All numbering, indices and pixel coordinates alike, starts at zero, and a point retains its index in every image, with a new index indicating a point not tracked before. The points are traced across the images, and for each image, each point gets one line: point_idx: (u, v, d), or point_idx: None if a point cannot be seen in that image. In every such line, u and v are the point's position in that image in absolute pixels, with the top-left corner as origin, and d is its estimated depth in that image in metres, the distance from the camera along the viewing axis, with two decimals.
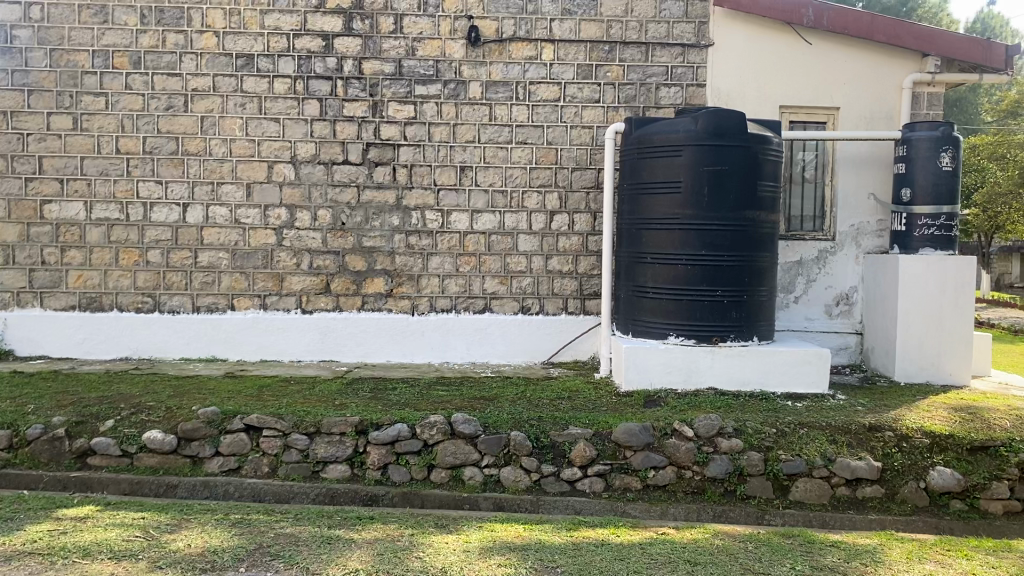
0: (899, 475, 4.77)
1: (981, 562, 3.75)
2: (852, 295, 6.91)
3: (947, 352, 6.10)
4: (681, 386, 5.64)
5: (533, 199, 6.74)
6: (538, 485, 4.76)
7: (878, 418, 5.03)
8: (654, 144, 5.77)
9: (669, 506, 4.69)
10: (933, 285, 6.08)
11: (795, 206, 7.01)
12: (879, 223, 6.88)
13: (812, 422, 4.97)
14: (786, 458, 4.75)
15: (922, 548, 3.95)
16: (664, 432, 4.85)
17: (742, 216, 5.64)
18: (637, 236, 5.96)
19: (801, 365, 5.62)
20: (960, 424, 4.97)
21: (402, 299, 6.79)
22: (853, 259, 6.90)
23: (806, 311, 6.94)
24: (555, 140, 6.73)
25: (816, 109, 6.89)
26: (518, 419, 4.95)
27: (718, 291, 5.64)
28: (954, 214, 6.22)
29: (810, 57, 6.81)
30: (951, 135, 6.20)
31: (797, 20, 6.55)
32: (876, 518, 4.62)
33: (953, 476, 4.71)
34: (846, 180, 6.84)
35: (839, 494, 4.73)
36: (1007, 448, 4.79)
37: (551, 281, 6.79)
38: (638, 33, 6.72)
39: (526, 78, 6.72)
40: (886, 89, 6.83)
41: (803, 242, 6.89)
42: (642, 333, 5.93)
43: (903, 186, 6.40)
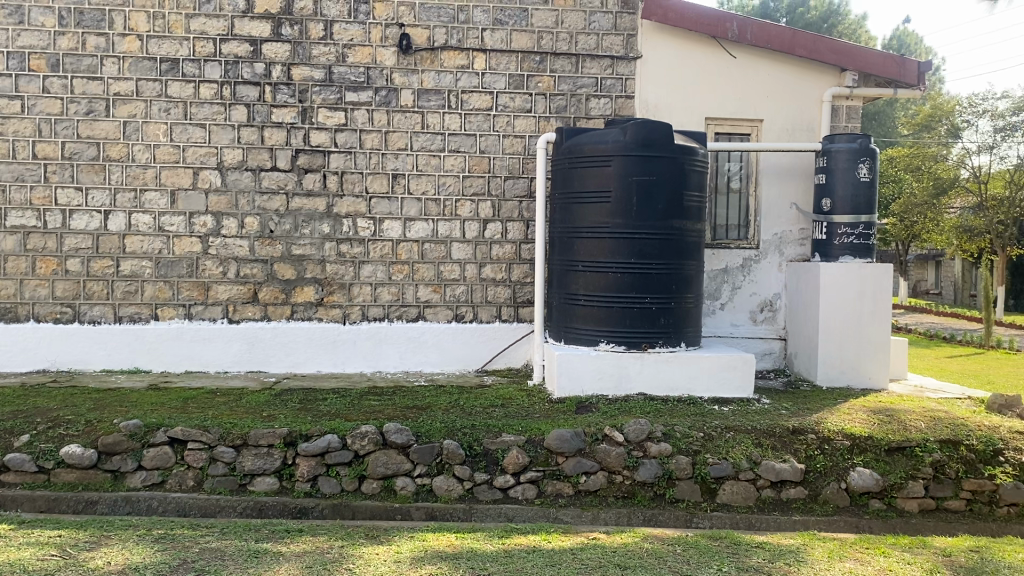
0: (822, 476, 4.91)
1: (897, 559, 3.89)
2: (775, 302, 7.11)
3: (866, 356, 6.34)
4: (612, 392, 5.69)
5: (466, 208, 6.75)
6: (471, 493, 4.76)
7: (801, 421, 5.18)
8: (584, 154, 5.84)
9: (600, 512, 4.72)
10: (852, 292, 6.30)
11: (721, 215, 7.18)
12: (801, 232, 7.09)
13: (738, 426, 5.08)
14: (713, 462, 4.85)
15: (842, 547, 4.07)
16: (595, 438, 4.90)
17: (670, 225, 5.75)
18: (568, 245, 6.01)
19: (727, 371, 5.75)
20: (878, 426, 5.15)
21: (333, 308, 6.71)
22: (776, 267, 7.09)
23: (732, 317, 7.09)
24: (487, 149, 6.76)
25: (740, 121, 7.08)
26: (451, 427, 4.93)
27: (647, 298, 5.74)
28: (871, 224, 6.46)
29: (735, 71, 6.99)
30: (868, 147, 6.45)
31: (721, 34, 6.73)
32: (800, 519, 4.75)
33: (872, 477, 4.87)
34: (769, 191, 7.03)
35: (764, 496, 4.85)
36: (922, 448, 4.98)
37: (484, 289, 6.81)
38: (569, 44, 6.80)
39: (458, 87, 6.73)
40: (807, 102, 7.06)
41: (728, 250, 7.06)
42: (574, 340, 5.98)
43: (824, 196, 6.60)
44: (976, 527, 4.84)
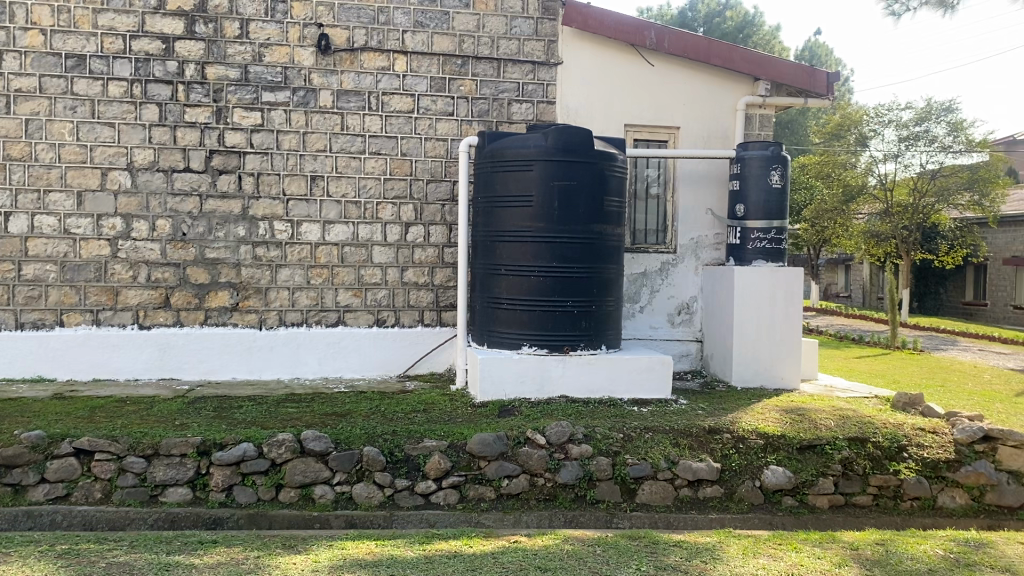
0: (737, 475, 5.03)
1: (808, 553, 4.01)
2: (692, 305, 7.27)
3: (779, 357, 6.53)
4: (533, 395, 5.72)
5: (387, 211, 6.69)
6: (391, 500, 4.71)
7: (717, 421, 5.30)
8: (506, 158, 5.85)
9: (521, 515, 4.74)
10: (765, 296, 6.50)
11: (640, 220, 7.30)
12: (716, 237, 7.26)
13: (657, 426, 5.17)
14: (632, 462, 4.92)
15: (756, 543, 4.18)
16: (517, 441, 4.91)
17: (590, 229, 5.82)
18: (490, 249, 6.01)
19: (646, 372, 5.85)
20: (790, 424, 5.31)
21: (249, 313, 6.56)
22: (693, 271, 7.25)
23: (651, 320, 7.21)
24: (408, 151, 6.71)
25: (658, 127, 7.21)
26: (371, 433, 4.87)
27: (569, 301, 5.78)
28: (783, 229, 6.66)
29: (653, 78, 7.12)
30: (780, 155, 6.65)
31: (640, 42, 6.86)
32: (716, 517, 4.87)
33: (785, 475, 5.01)
34: (686, 196, 7.19)
35: (682, 495, 4.94)
36: (832, 446, 5.15)
37: (406, 293, 6.76)
38: (490, 49, 6.81)
39: (378, 88, 6.67)
40: (722, 110, 7.24)
41: (647, 255, 7.18)
42: (496, 344, 5.97)
43: (738, 202, 6.79)
44: (882, 520, 5.04)
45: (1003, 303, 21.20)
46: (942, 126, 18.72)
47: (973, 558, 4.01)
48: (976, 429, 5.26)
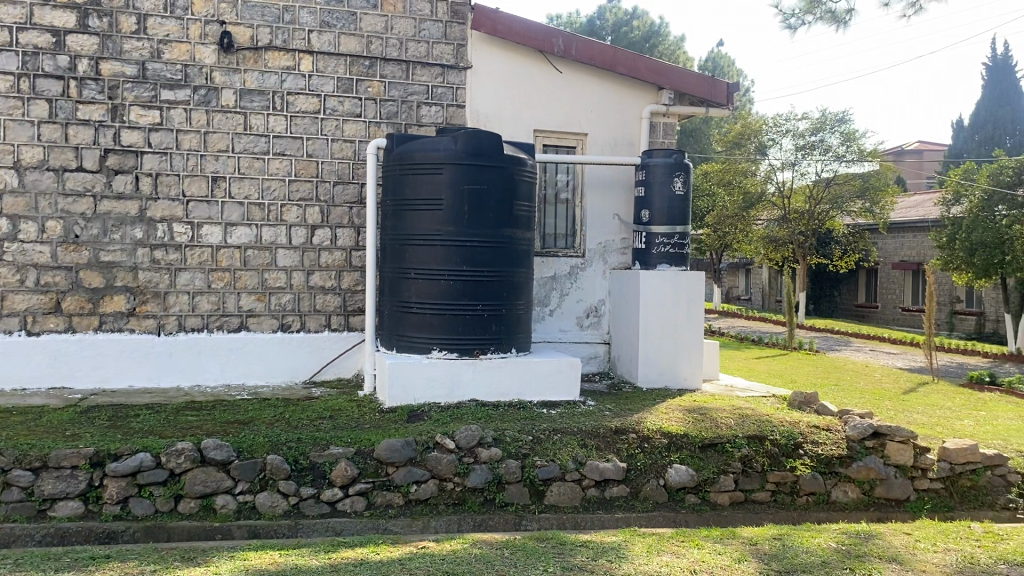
0: (642, 474, 5.13)
1: (709, 550, 4.12)
2: (600, 308, 7.38)
3: (682, 358, 6.71)
4: (443, 400, 5.69)
5: (292, 213, 6.56)
6: (296, 508, 4.61)
7: (623, 422, 5.39)
8: (415, 161, 5.81)
9: (430, 520, 4.72)
10: (668, 298, 6.66)
11: (549, 224, 7.35)
12: (623, 242, 7.41)
13: (565, 428, 5.23)
14: (541, 464, 4.95)
15: (660, 541, 4.26)
16: (426, 446, 4.88)
17: (500, 233, 5.85)
18: (399, 252, 5.96)
19: (554, 374, 5.91)
20: (693, 424, 5.45)
21: (146, 318, 6.32)
22: (600, 275, 7.37)
23: (560, 323, 7.28)
24: (314, 153, 6.60)
25: (566, 134, 7.30)
26: (275, 441, 4.76)
27: (479, 305, 5.79)
28: (685, 234, 6.85)
29: (561, 85, 7.22)
30: (682, 162, 6.82)
31: (548, 49, 6.97)
32: (622, 516, 4.94)
33: (688, 473, 5.13)
34: (594, 201, 7.30)
35: (589, 495, 5.01)
36: (732, 444, 5.30)
37: (312, 297, 6.64)
38: (399, 51, 6.77)
39: (284, 88, 6.54)
40: (628, 118, 7.41)
41: (556, 259, 7.24)
42: (405, 348, 5.93)
43: (642, 208, 6.92)
44: (780, 515, 5.23)
45: (892, 305, 22.30)
46: (836, 136, 19.56)
47: (863, 549, 4.20)
48: (867, 426, 5.48)
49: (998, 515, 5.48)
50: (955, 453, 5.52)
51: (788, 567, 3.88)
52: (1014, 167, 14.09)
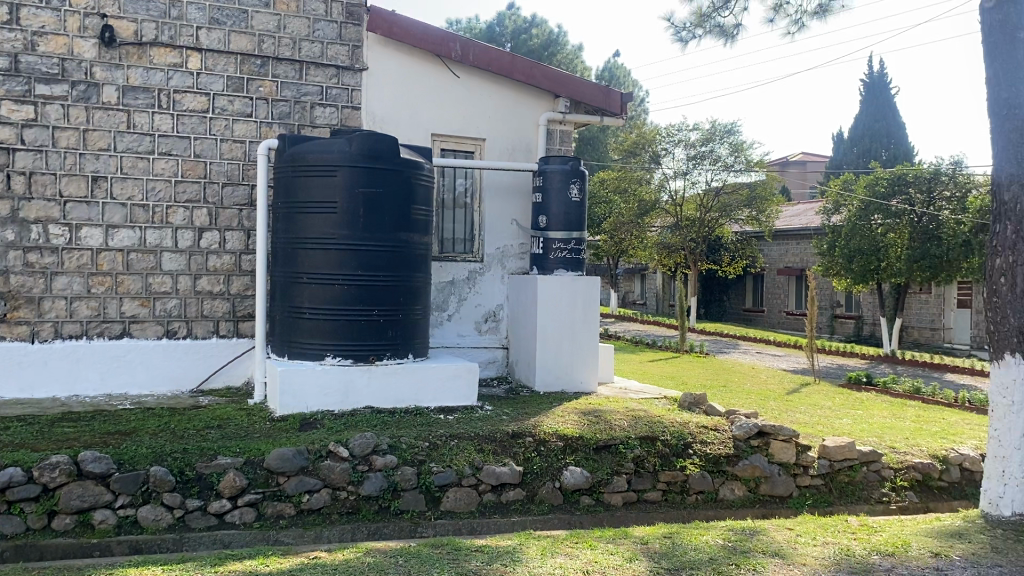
0: (538, 477, 5.18)
1: (602, 550, 4.19)
2: (498, 313, 7.42)
3: (578, 362, 6.82)
4: (337, 407, 5.59)
5: (179, 215, 6.33)
6: (182, 521, 4.43)
7: (520, 425, 5.44)
8: (308, 163, 5.70)
9: (323, 530, 4.62)
10: (565, 303, 6.74)
11: (447, 229, 7.32)
12: (520, 247, 7.49)
13: (461, 433, 5.24)
14: (437, 470, 4.92)
15: (554, 543, 4.31)
16: (319, 455, 4.80)
17: (397, 237, 5.80)
18: (291, 256, 5.82)
19: (452, 380, 5.91)
20: (587, 426, 5.55)
21: (18, 325, 5.97)
22: (498, 279, 7.41)
23: (458, 328, 7.26)
24: (202, 153, 6.39)
25: (464, 138, 7.31)
26: (159, 452, 4.58)
27: (374, 310, 5.73)
28: (581, 240, 6.96)
29: (459, 90, 7.23)
30: (577, 169, 6.94)
31: (446, 53, 6.95)
32: (518, 520, 4.95)
33: (582, 475, 5.20)
34: (492, 206, 7.34)
35: (485, 500, 5.00)
36: (625, 445, 5.43)
37: (199, 302, 6.42)
38: (292, 50, 6.63)
39: (169, 86, 6.31)
40: (525, 125, 7.50)
41: (454, 263, 7.23)
42: (298, 355, 5.79)
43: (540, 214, 7.00)
44: (670, 514, 5.36)
45: (778, 309, 23.27)
46: (725, 146, 20.25)
47: (748, 545, 4.35)
48: (752, 426, 5.74)
49: (873, 508, 5.75)
50: (834, 451, 5.79)
51: (678, 564, 3.98)
52: (887, 179, 14.91)
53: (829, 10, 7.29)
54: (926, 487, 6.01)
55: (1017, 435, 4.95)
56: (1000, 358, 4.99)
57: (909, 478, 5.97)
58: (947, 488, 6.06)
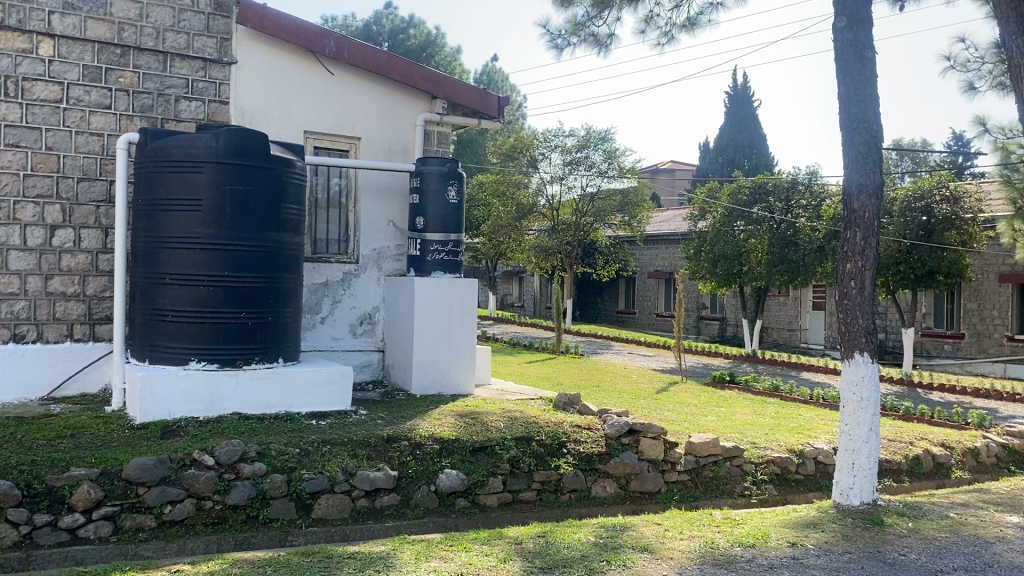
0: (413, 481, 5.13)
1: (476, 552, 4.19)
2: (373, 315, 7.32)
3: (454, 365, 6.80)
4: (203, 414, 5.36)
5: (28, 211, 5.92)
6: (29, 538, 4.14)
7: (395, 429, 5.39)
8: (171, 158, 5.46)
9: (186, 541, 4.41)
10: (442, 305, 6.72)
11: (321, 229, 7.15)
12: (397, 249, 7.42)
13: (334, 439, 5.14)
14: (308, 477, 4.80)
15: (429, 547, 4.28)
16: (182, 464, 4.60)
17: (266, 237, 5.63)
18: (153, 256, 5.55)
19: (325, 384, 5.78)
20: (463, 429, 5.56)
21: None
22: (373, 281, 7.31)
23: (331, 331, 7.10)
24: (55, 145, 6.00)
25: (338, 136, 7.19)
26: (3, 465, 4.28)
27: (242, 312, 5.54)
28: (458, 242, 6.95)
29: (333, 87, 7.11)
30: (455, 171, 6.95)
31: (319, 49, 6.84)
32: (392, 525, 4.88)
33: (458, 477, 5.19)
34: (367, 207, 7.24)
35: (359, 506, 4.90)
36: (500, 447, 5.47)
37: (51, 304, 6.02)
38: (155, 40, 6.33)
39: (18, 73, 5.89)
40: (401, 125, 7.46)
41: (328, 265, 7.07)
42: (159, 359, 5.52)
43: (417, 215, 6.94)
44: (545, 513, 5.40)
45: (648, 311, 24.01)
46: (599, 152, 20.73)
47: (618, 541, 4.46)
48: (623, 424, 5.92)
49: (736, 501, 6.01)
50: (700, 447, 6.02)
51: (550, 563, 4.03)
52: (749, 187, 15.64)
53: (697, 24, 7.60)
54: (784, 480, 6.32)
55: (865, 429, 5.28)
56: (850, 357, 5.30)
57: (769, 472, 6.27)
58: (803, 480, 6.40)
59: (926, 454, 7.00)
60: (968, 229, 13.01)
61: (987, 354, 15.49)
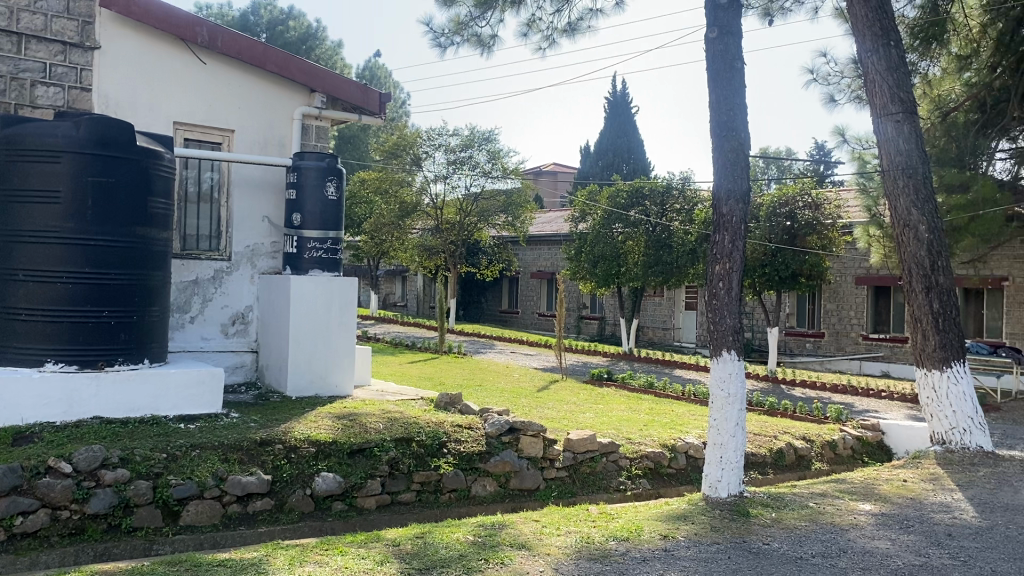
0: (287, 485, 5.00)
1: (352, 555, 4.12)
2: (247, 315, 7.07)
3: (332, 365, 6.66)
4: (59, 419, 5.03)
5: None
6: None
7: (269, 432, 5.23)
8: (26, 146, 5.13)
9: (40, 555, 4.16)
10: (320, 304, 6.57)
11: (191, 224, 6.88)
12: (272, 245, 7.21)
13: (205, 443, 4.94)
14: (176, 483, 4.59)
15: (303, 552, 4.17)
16: (36, 472, 4.32)
17: (131, 232, 5.37)
18: (4, 250, 5.18)
19: (193, 386, 5.53)
20: (340, 431, 5.44)
21: None
22: (247, 279, 7.08)
23: (202, 330, 6.83)
24: None
25: (210, 128, 6.95)
26: None
27: (105, 311, 5.27)
28: (337, 240, 6.83)
29: (205, 77, 6.88)
30: (334, 167, 6.82)
31: (190, 37, 6.64)
32: (265, 530, 4.74)
33: (334, 480, 5.09)
34: (240, 201, 7.01)
35: (230, 512, 4.74)
36: (380, 448, 5.39)
37: None
38: (7, 20, 5.81)
39: None
40: (279, 118, 7.26)
41: (198, 262, 6.81)
42: (12, 361, 5.16)
43: (294, 211, 6.79)
44: (424, 514, 5.37)
45: (531, 311, 24.31)
46: (483, 153, 20.80)
47: (496, 539, 4.48)
48: (503, 422, 5.95)
49: (611, 495, 6.15)
50: (577, 444, 6.16)
51: (428, 564, 4.01)
52: (627, 191, 16.00)
53: (578, 29, 7.75)
54: (657, 474, 6.54)
55: (733, 423, 5.50)
56: (719, 354, 5.50)
57: (643, 466, 6.47)
58: (674, 474, 6.63)
59: (789, 447, 7.38)
60: (828, 234, 13.80)
61: (844, 352, 16.46)
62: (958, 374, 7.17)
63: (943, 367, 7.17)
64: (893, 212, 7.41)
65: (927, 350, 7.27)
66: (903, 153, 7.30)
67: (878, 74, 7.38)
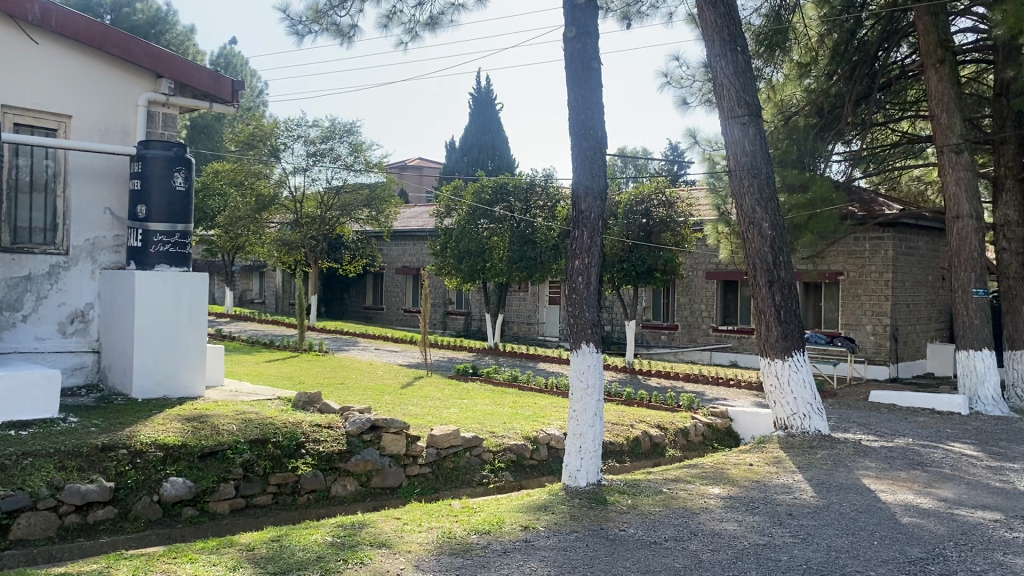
0: (132, 492, 4.73)
1: (203, 562, 3.95)
2: (87, 313, 6.65)
3: (181, 365, 6.36)
4: None
5: None
6: None
7: (111, 437, 4.94)
8: None
9: None
10: (167, 301, 6.27)
11: (23, 216, 6.40)
12: (115, 239, 6.79)
13: (37, 451, 4.62)
14: (5, 494, 4.26)
15: (149, 562, 3.96)
16: None
17: None
18: None
19: (26, 389, 5.15)
20: (190, 433, 5.21)
21: None
22: (87, 275, 6.65)
23: (36, 330, 6.37)
24: None
25: (43, 112, 6.47)
26: None
27: None
28: (185, 234, 6.54)
29: (38, 57, 6.41)
30: (182, 157, 6.54)
31: (20, 14, 6.18)
32: (107, 540, 4.46)
33: (184, 485, 4.87)
34: (79, 191, 6.58)
35: (67, 523, 4.45)
36: (233, 451, 5.21)
37: None
38: None
39: None
40: (121, 104, 6.85)
41: (31, 256, 6.35)
42: None
43: (137, 203, 6.43)
44: (280, 517, 5.21)
45: (396, 307, 24.10)
46: (344, 145, 20.42)
47: (355, 539, 4.41)
48: (364, 420, 5.86)
49: (474, 489, 6.17)
50: (441, 439, 6.14)
51: (284, 567, 3.89)
52: (491, 187, 16.13)
53: (439, 23, 7.72)
54: (520, 466, 6.61)
55: (590, 414, 5.63)
56: (577, 347, 5.62)
57: (505, 459, 6.52)
58: (536, 466, 6.72)
59: (644, 436, 7.64)
60: (681, 231, 14.34)
61: (696, 343, 17.21)
62: (798, 362, 7.62)
63: (785, 357, 7.60)
64: (739, 209, 7.79)
65: (771, 340, 7.68)
66: (749, 155, 7.69)
67: (727, 77, 7.74)
